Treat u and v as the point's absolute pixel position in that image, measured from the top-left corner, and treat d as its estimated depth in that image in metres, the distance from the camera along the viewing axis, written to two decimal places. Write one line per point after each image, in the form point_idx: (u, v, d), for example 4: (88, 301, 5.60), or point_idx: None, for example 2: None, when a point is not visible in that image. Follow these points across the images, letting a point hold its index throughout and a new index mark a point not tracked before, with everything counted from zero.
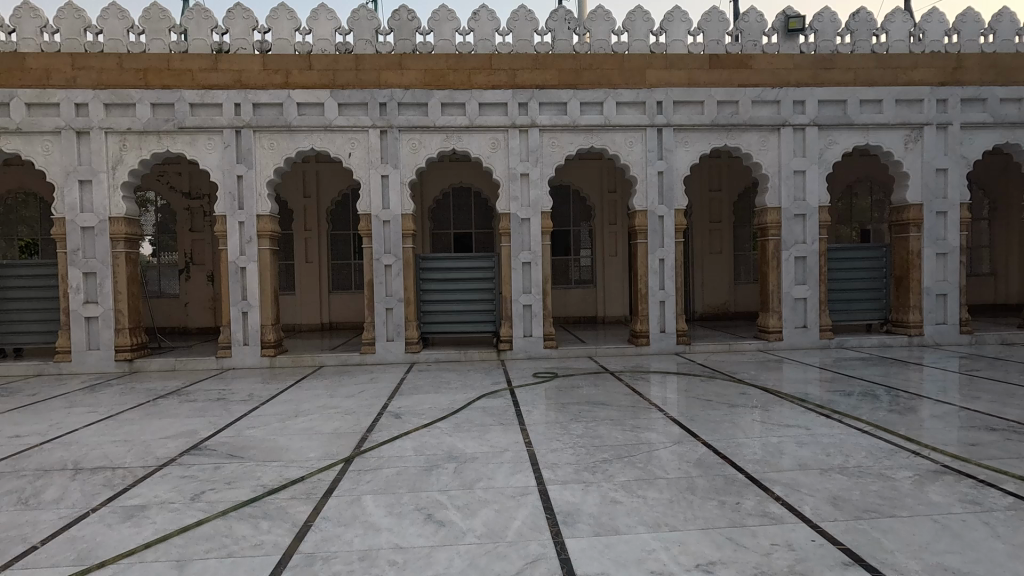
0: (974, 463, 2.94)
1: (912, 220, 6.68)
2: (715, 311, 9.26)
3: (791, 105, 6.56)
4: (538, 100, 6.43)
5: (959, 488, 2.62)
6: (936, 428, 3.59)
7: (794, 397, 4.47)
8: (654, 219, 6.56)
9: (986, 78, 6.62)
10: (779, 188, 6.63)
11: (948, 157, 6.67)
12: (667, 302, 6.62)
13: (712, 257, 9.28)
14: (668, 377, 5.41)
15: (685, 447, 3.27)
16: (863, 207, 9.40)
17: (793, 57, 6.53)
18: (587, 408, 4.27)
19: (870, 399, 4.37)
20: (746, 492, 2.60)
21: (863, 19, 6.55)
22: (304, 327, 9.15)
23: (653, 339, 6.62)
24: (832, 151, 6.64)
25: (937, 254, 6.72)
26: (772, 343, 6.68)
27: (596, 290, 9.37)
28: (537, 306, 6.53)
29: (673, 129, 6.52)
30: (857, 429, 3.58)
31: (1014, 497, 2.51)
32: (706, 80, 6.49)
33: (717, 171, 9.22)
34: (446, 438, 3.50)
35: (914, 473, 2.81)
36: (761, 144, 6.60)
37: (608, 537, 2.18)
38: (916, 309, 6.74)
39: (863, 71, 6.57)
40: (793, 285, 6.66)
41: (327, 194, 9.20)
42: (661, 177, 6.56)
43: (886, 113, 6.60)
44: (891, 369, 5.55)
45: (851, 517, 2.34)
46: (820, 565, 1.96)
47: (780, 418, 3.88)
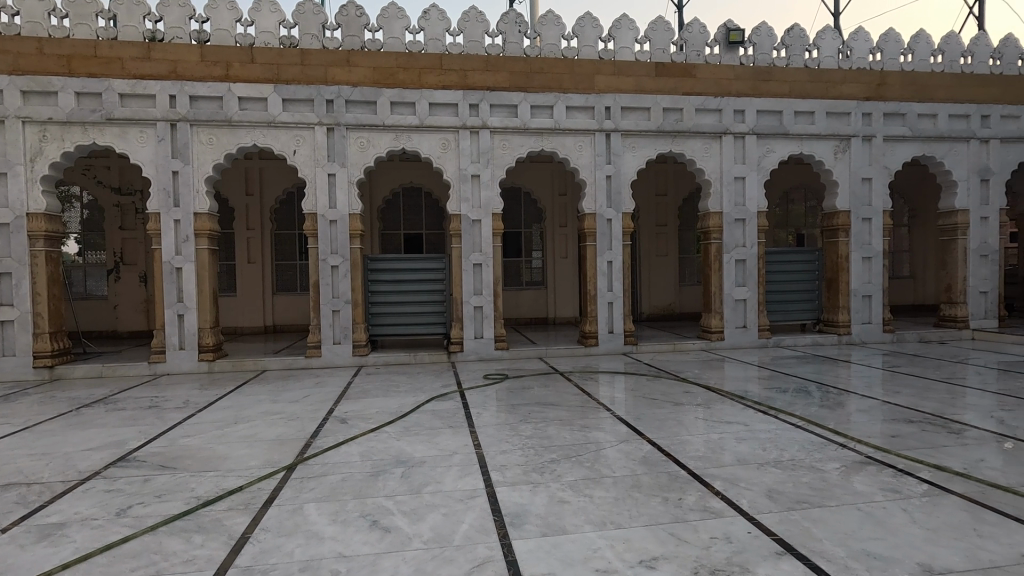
0: (894, 453, 3.15)
1: (841, 225, 7.08)
2: (661, 312, 9.54)
3: (732, 114, 6.84)
4: (488, 102, 6.43)
5: (881, 477, 2.80)
6: (863, 422, 3.82)
7: (735, 395, 4.65)
8: (603, 222, 6.68)
9: (907, 95, 7.12)
10: (721, 193, 6.88)
11: (872, 168, 7.12)
12: (615, 303, 6.76)
13: (658, 259, 9.55)
14: (616, 377, 5.52)
15: (631, 445, 3.35)
16: (798, 213, 9.90)
17: (733, 68, 6.81)
18: (537, 409, 4.30)
19: (803, 396, 4.61)
20: (689, 488, 2.68)
21: (797, 35, 6.90)
22: (245, 329, 8.79)
23: (602, 340, 6.74)
24: (769, 159, 6.97)
25: (863, 258, 7.16)
26: (714, 343, 6.93)
27: (548, 291, 9.46)
28: (488, 307, 6.52)
29: (621, 134, 6.67)
30: (791, 424, 3.77)
31: (928, 484, 2.71)
32: (653, 87, 6.68)
33: (664, 176, 9.49)
34: (394, 442, 3.45)
35: (842, 465, 2.99)
36: (704, 151, 6.85)
37: (555, 537, 2.19)
38: (845, 309, 7.16)
39: (797, 84, 6.93)
40: (733, 287, 6.94)
41: (271, 192, 8.88)
42: (609, 181, 6.70)
43: (818, 125, 6.98)
44: (823, 366, 5.86)
45: (784, 509, 2.45)
46: (755, 555, 2.05)
47: (721, 415, 4.03)
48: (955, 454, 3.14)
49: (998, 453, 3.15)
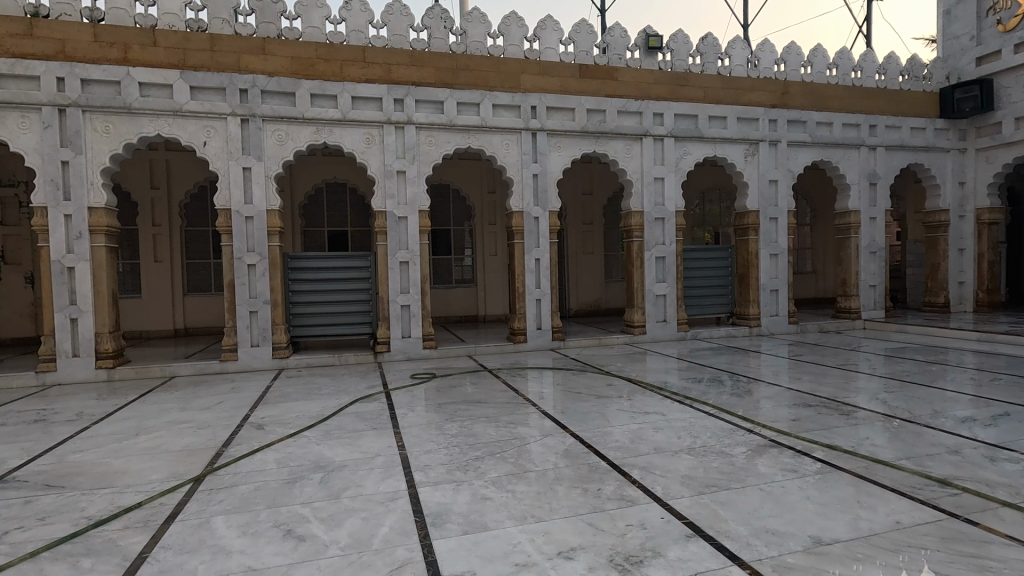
0: (793, 436, 3.40)
1: (751, 224, 7.56)
2: (588, 308, 9.79)
3: (652, 116, 7.12)
4: (413, 97, 6.32)
5: (782, 459, 3.02)
6: (768, 408, 4.10)
7: (654, 387, 4.85)
8: (530, 220, 6.76)
9: (807, 104, 7.70)
10: (643, 193, 7.15)
11: (778, 171, 7.65)
12: (543, 300, 6.87)
13: (584, 257, 9.79)
14: (544, 373, 5.61)
15: (555, 439, 3.41)
16: (714, 212, 10.47)
17: (652, 73, 7.09)
18: (464, 407, 4.29)
19: (716, 385, 4.89)
20: (608, 478, 2.77)
21: (710, 43, 7.28)
22: (152, 334, 8.17)
23: (530, 337, 6.82)
24: (686, 161, 7.32)
25: (770, 255, 7.68)
26: (637, 337, 7.20)
27: (478, 289, 9.46)
28: (416, 306, 6.43)
29: (546, 133, 6.77)
30: (704, 412, 3.99)
31: (821, 462, 2.95)
32: (577, 88, 6.82)
33: (590, 175, 9.73)
34: (314, 447, 3.33)
35: (748, 448, 3.19)
36: (626, 152, 7.09)
37: (476, 535, 2.20)
38: (755, 303, 7.66)
39: (710, 90, 7.32)
40: (654, 283, 7.23)
41: (180, 186, 8.30)
42: (536, 179, 6.79)
43: (730, 129, 7.40)
44: (736, 357, 6.24)
45: (695, 493, 2.58)
46: (667, 540, 2.15)
47: (642, 406, 4.20)
48: (845, 434, 3.44)
49: (881, 430, 3.48)
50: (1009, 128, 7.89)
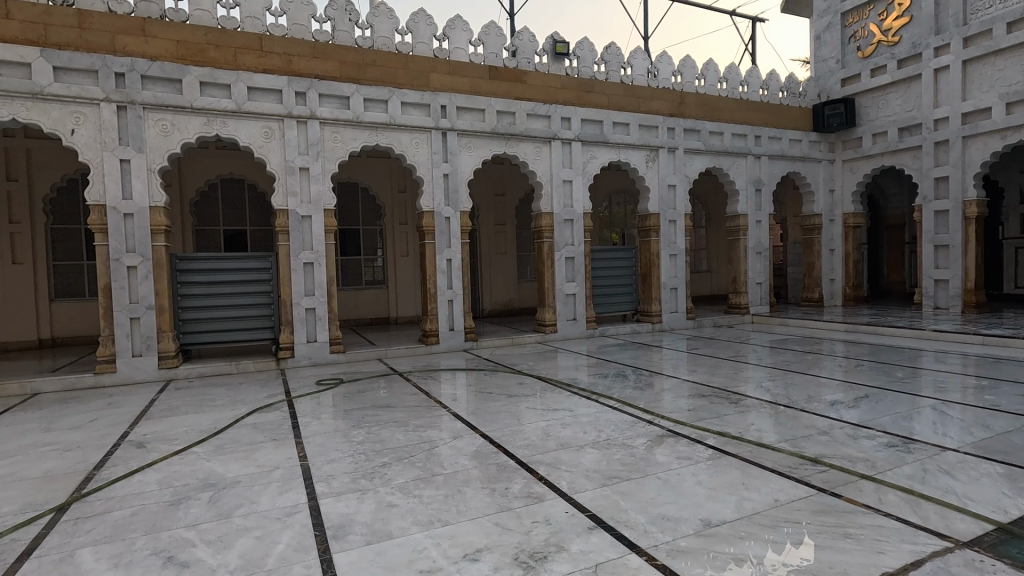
0: (688, 425, 3.62)
1: (653, 226, 7.97)
2: (501, 308, 9.89)
3: (560, 120, 7.30)
4: (317, 91, 6.05)
5: (678, 447, 3.20)
6: (667, 399, 4.34)
7: (564, 384, 4.97)
8: (441, 220, 6.70)
9: (702, 114, 8.25)
10: (552, 195, 7.32)
11: (676, 176, 8.13)
12: (455, 301, 6.83)
13: (497, 257, 9.86)
14: (456, 374, 5.58)
15: (464, 441, 3.40)
16: (620, 214, 10.95)
17: (560, 77, 7.28)
18: (373, 412, 4.17)
19: (620, 379, 5.12)
20: (515, 476, 2.80)
21: (614, 52, 7.61)
22: (11, 345, 7.21)
23: (442, 338, 6.76)
24: (592, 165, 7.59)
25: (670, 255, 8.14)
26: (548, 335, 7.36)
27: (389, 290, 9.23)
28: (321, 309, 6.16)
29: (456, 133, 6.74)
30: (609, 406, 4.15)
31: (713, 449, 3.16)
32: (487, 89, 6.85)
33: (502, 176, 9.81)
34: (203, 463, 3.08)
35: (647, 439, 3.36)
36: (535, 154, 7.22)
37: (380, 544, 2.13)
38: (657, 300, 8.09)
39: (615, 97, 7.64)
40: (563, 282, 7.43)
41: (43, 178, 7.38)
42: (446, 179, 6.73)
43: (632, 135, 7.76)
44: (640, 352, 6.56)
45: (598, 485, 2.67)
46: (571, 533, 2.20)
47: (551, 403, 4.29)
48: (734, 420, 3.72)
49: (764, 416, 3.80)
50: (868, 143, 8.93)
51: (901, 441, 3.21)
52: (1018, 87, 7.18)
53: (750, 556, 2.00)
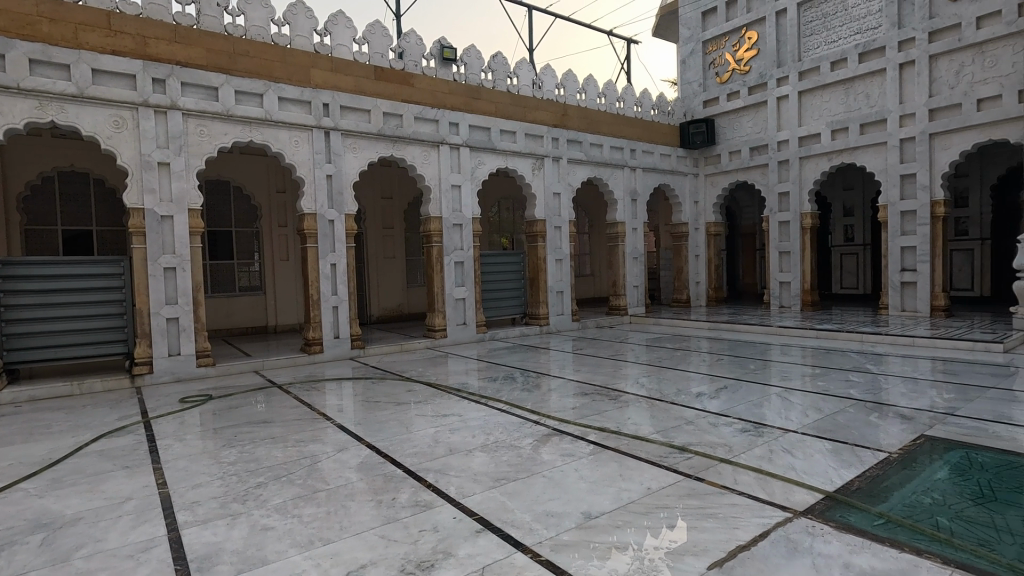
0: (571, 423, 3.79)
1: (539, 232, 8.24)
2: (389, 314, 9.66)
3: (448, 125, 7.31)
4: (179, 79, 5.50)
5: (562, 445, 3.34)
6: (553, 399, 4.51)
7: (454, 389, 4.96)
8: (324, 223, 6.40)
9: (583, 126, 8.70)
10: (440, 200, 7.30)
11: (560, 184, 8.49)
12: (340, 307, 6.54)
13: (386, 261, 9.63)
14: (343, 383, 5.36)
15: (349, 453, 3.27)
16: (508, 220, 11.19)
17: (447, 82, 7.29)
18: (247, 429, 3.87)
19: (509, 382, 5.22)
20: (403, 486, 2.75)
21: (500, 62, 7.80)
22: None
23: (326, 346, 6.44)
24: (480, 170, 7.68)
25: (556, 260, 8.47)
26: (438, 341, 7.31)
27: (266, 297, 8.62)
28: (186, 318, 5.60)
29: (340, 133, 6.48)
30: (498, 409, 4.22)
31: (594, 444, 3.34)
32: (372, 90, 6.67)
33: (389, 179, 9.60)
34: (34, 501, 2.65)
35: (534, 439, 3.47)
36: (423, 158, 7.16)
37: (252, 572, 1.98)
38: (544, 303, 8.37)
39: (502, 105, 7.81)
40: (453, 287, 7.43)
41: None
42: (329, 181, 6.45)
43: (519, 144, 7.97)
44: (528, 354, 6.74)
45: (486, 488, 2.71)
46: (458, 538, 2.21)
47: (441, 409, 4.27)
48: (614, 416, 3.96)
49: (640, 410, 4.08)
50: (726, 159, 9.96)
51: (753, 426, 3.62)
52: (840, 117, 8.43)
53: (627, 543, 2.14)
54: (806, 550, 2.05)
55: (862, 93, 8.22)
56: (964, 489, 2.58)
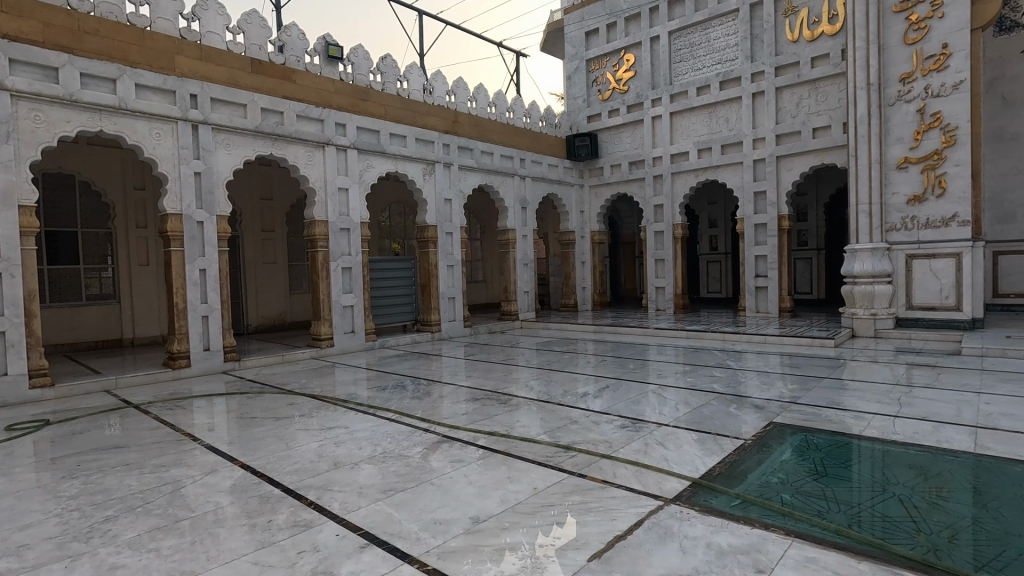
0: (461, 429, 3.79)
1: (431, 238, 8.18)
2: (269, 323, 9.03)
3: (333, 126, 7.02)
4: (6, 55, 4.74)
5: (452, 451, 3.33)
6: (444, 406, 4.48)
7: (340, 400, 4.75)
8: (192, 225, 5.84)
9: (474, 134, 8.79)
10: (325, 202, 6.97)
11: (452, 191, 8.49)
12: (211, 317, 6.00)
13: (265, 266, 9.00)
14: (214, 399, 4.91)
15: (219, 475, 3.00)
16: (398, 225, 10.98)
17: (333, 81, 7.02)
18: (95, 456, 3.41)
19: (399, 390, 5.11)
20: (281, 506, 2.57)
21: (390, 64, 7.66)
22: None
23: (194, 360, 5.86)
24: (369, 174, 7.46)
25: (447, 265, 8.44)
26: (323, 350, 6.94)
27: (122, 307, 7.67)
28: (16, 332, 4.82)
29: (211, 128, 5.97)
30: (387, 418, 4.11)
31: (483, 448, 3.37)
32: (248, 83, 6.24)
33: (269, 179, 9.02)
34: None
35: (423, 447, 3.42)
36: (307, 158, 6.81)
37: None
38: (436, 310, 8.30)
39: (391, 108, 7.66)
40: (340, 294, 7.13)
41: None
42: (198, 179, 5.91)
43: (409, 148, 7.86)
44: (419, 361, 6.64)
45: (372, 501, 2.62)
46: (340, 556, 2.12)
47: (324, 422, 4.07)
48: (503, 419, 4.02)
49: (529, 413, 4.19)
50: (608, 172, 10.58)
51: (632, 422, 3.86)
52: (705, 138, 9.32)
53: (513, 544, 2.17)
54: (674, 534, 2.22)
55: (723, 117, 9.15)
56: (803, 467, 2.95)
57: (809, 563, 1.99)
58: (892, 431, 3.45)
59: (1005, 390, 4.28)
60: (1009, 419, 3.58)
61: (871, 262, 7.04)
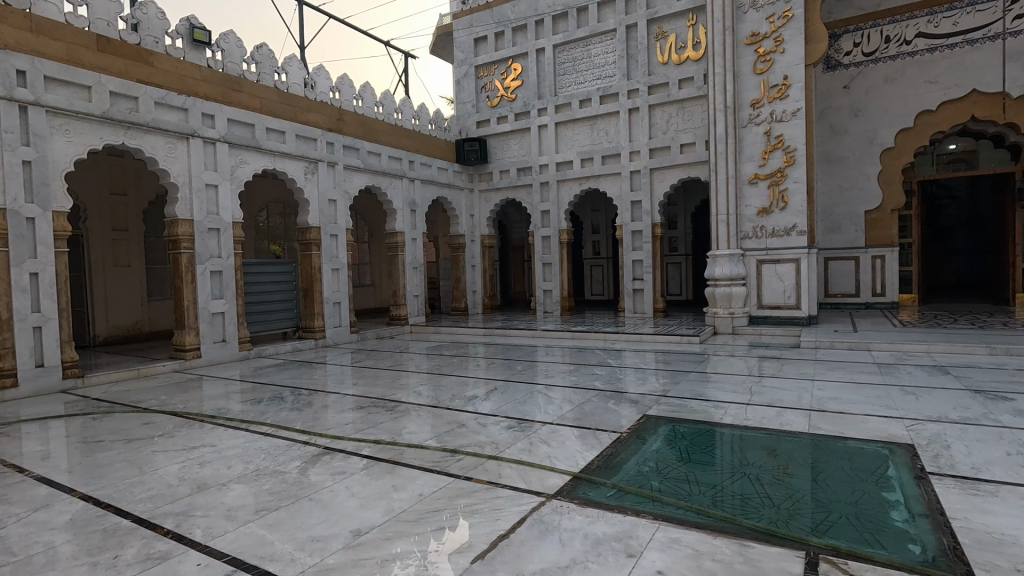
0: (344, 439, 3.64)
1: (313, 240, 7.76)
2: (122, 333, 8.02)
3: (200, 116, 6.43)
4: None
5: (333, 463, 3.18)
6: (326, 416, 4.27)
7: (207, 416, 4.35)
8: (20, 221, 5.04)
9: (360, 133, 8.51)
10: (190, 199, 6.35)
11: (336, 191, 8.13)
12: (46, 327, 5.21)
13: (116, 270, 7.98)
14: (48, 423, 4.25)
15: (51, 511, 2.60)
16: (277, 225, 10.29)
17: (199, 68, 6.44)
18: None
19: (277, 402, 4.79)
20: (130, 539, 2.30)
21: (266, 54, 7.20)
22: None
23: (24, 378, 5.04)
24: (242, 170, 6.92)
25: (332, 269, 8.07)
26: (189, 362, 6.29)
27: None
28: None
29: (45, 111, 5.19)
30: (261, 433, 3.83)
31: (367, 458, 3.26)
32: (93, 63, 5.52)
33: (121, 173, 8.07)
34: None
35: (302, 461, 3.23)
36: (168, 151, 6.16)
37: None
38: (320, 315, 7.89)
39: (267, 101, 7.18)
40: (208, 300, 6.53)
41: None
42: (29, 169, 5.11)
43: (288, 144, 7.41)
44: (301, 370, 6.27)
45: (241, 523, 2.43)
46: None
47: (188, 441, 3.69)
48: (390, 427, 3.92)
49: (416, 419, 4.12)
50: (497, 177, 10.76)
51: (518, 422, 3.94)
52: (587, 148, 9.82)
53: (395, 555, 2.12)
54: (555, 528, 2.30)
55: (603, 130, 9.71)
56: (671, 456, 3.20)
57: (673, 543, 2.16)
58: (746, 418, 3.86)
59: (833, 376, 4.98)
60: (836, 401, 4.16)
61: (729, 267, 7.86)
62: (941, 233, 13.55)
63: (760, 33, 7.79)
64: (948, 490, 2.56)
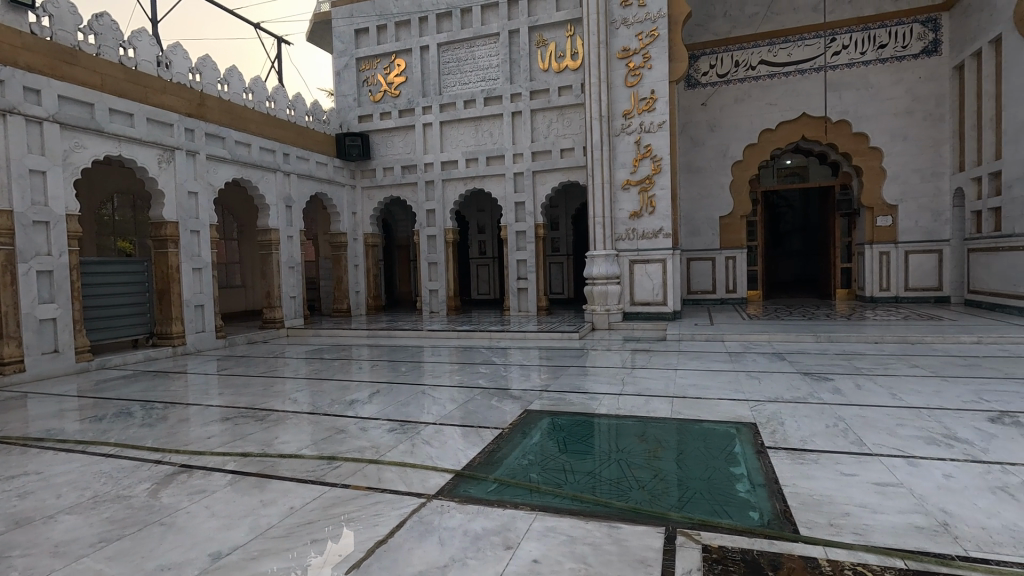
0: (204, 454, 3.31)
1: (170, 236, 6.98)
2: None
3: (21, 90, 5.51)
4: None
5: (191, 482, 2.89)
6: (184, 431, 3.86)
7: (32, 439, 3.73)
8: None
9: (225, 120, 7.81)
10: (9, 187, 5.42)
11: (197, 183, 7.39)
12: None
13: None
14: None
15: None
16: (124, 219, 9.12)
17: (20, 34, 5.51)
18: None
19: (124, 418, 4.24)
20: None
21: (108, 25, 6.35)
22: None
23: None
24: (79, 155, 6.04)
25: (193, 268, 7.32)
26: (8, 378, 5.34)
27: None
28: None
29: None
30: (102, 455, 3.36)
31: (232, 473, 3.00)
32: None
33: None
34: None
35: (152, 483, 2.89)
36: None
37: None
38: (178, 320, 7.12)
39: (110, 78, 6.34)
40: (35, 304, 5.62)
41: None
42: None
43: (137, 129, 6.61)
44: (155, 381, 5.61)
45: (73, 559, 2.12)
46: None
47: (4, 470, 3.14)
48: (259, 438, 3.64)
49: (291, 427, 3.87)
50: (381, 174, 10.45)
51: (400, 424, 3.86)
52: (472, 149, 9.90)
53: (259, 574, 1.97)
54: (435, 529, 2.29)
55: (487, 131, 9.83)
56: (549, 448, 3.33)
57: (549, 532, 2.25)
58: (619, 408, 4.12)
59: (693, 366, 5.50)
60: (695, 388, 4.60)
61: (606, 266, 8.36)
62: (780, 237, 15.53)
63: (631, 49, 8.36)
64: (781, 461, 2.93)
